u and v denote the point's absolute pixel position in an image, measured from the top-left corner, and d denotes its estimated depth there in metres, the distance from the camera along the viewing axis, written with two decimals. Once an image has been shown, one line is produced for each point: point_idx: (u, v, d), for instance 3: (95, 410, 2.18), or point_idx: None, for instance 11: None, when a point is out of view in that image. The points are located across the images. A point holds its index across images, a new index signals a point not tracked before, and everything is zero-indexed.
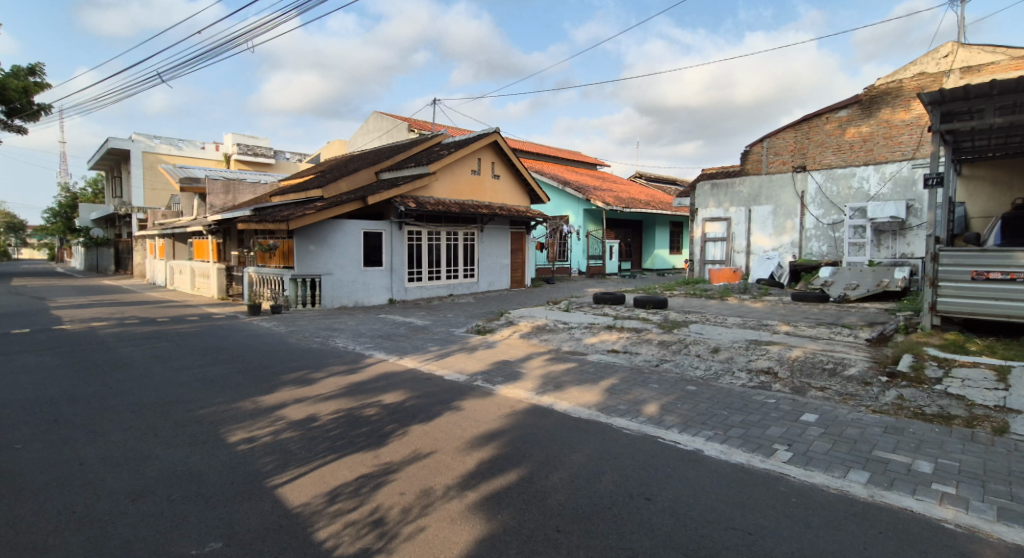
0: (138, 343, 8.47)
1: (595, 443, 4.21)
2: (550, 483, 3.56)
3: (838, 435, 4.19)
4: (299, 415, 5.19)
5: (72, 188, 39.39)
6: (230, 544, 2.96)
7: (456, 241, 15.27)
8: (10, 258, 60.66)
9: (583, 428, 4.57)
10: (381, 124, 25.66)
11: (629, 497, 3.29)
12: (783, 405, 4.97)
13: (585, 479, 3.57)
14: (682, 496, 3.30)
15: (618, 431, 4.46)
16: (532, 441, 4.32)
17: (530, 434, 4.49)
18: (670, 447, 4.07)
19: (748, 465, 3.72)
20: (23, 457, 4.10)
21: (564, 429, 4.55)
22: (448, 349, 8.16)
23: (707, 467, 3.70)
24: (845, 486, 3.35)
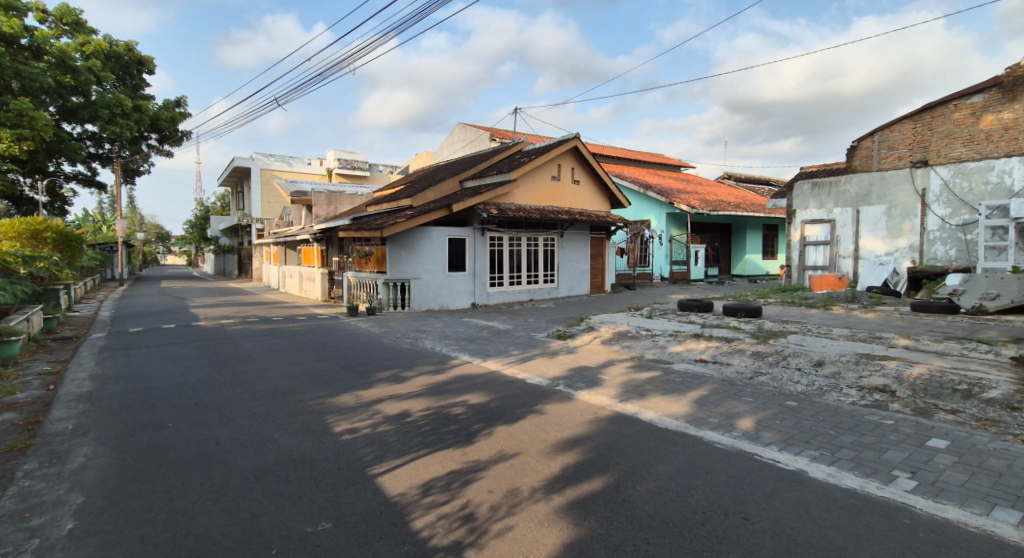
0: (257, 339, 9.50)
1: (684, 455, 4.15)
2: (637, 492, 3.56)
3: (975, 466, 3.80)
4: (393, 411, 5.57)
5: (203, 203, 44.81)
6: (338, 525, 3.27)
7: (536, 247, 15.46)
8: (156, 263, 70.18)
9: (671, 438, 4.52)
10: (465, 134, 26.56)
11: (724, 514, 3.23)
12: (904, 427, 4.58)
13: (675, 491, 3.55)
14: (785, 518, 3.17)
15: (710, 444, 4.36)
16: (617, 448, 4.35)
17: (615, 441, 4.50)
18: (770, 465, 3.91)
19: (862, 491, 3.49)
20: (172, 434, 4.78)
21: (651, 439, 4.52)
22: (530, 353, 8.33)
23: (813, 490, 3.52)
24: (987, 525, 3.05)
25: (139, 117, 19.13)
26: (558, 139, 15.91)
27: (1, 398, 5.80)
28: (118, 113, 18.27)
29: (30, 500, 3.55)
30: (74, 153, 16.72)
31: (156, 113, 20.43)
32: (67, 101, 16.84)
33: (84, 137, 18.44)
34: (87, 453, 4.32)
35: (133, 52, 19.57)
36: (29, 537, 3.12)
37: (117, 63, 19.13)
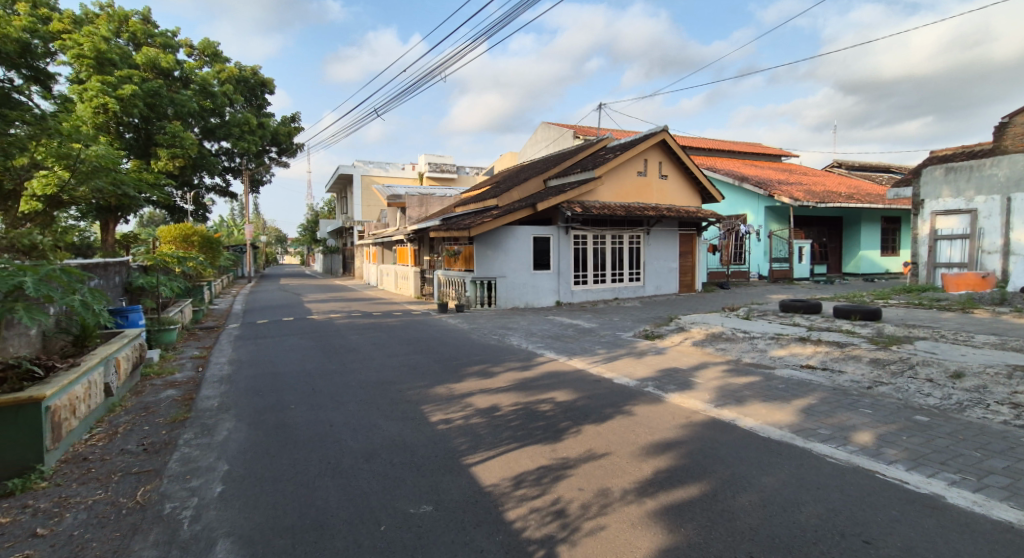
0: (361, 332, 10.25)
1: (791, 468, 3.93)
2: (738, 503, 3.43)
3: None
4: (484, 404, 5.77)
5: (314, 209, 49.05)
6: (438, 509, 3.48)
7: (621, 244, 15.18)
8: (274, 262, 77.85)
9: (775, 449, 4.28)
10: (548, 133, 26.64)
11: (841, 536, 3.02)
12: None
13: (779, 505, 3.39)
14: (915, 547, 2.91)
15: (820, 458, 4.09)
16: (714, 456, 4.20)
17: (711, 448, 4.35)
18: (894, 487, 3.59)
19: (1015, 525, 3.10)
20: (294, 415, 5.33)
21: (753, 448, 4.31)
22: (617, 352, 8.24)
23: (949, 518, 3.18)
24: None
25: (263, 133, 21.21)
26: (645, 133, 15.45)
27: (163, 376, 6.79)
28: (246, 130, 20.36)
29: (189, 464, 4.13)
30: (213, 168, 18.82)
31: (276, 129, 22.55)
32: (208, 121, 19.00)
33: (219, 154, 20.70)
34: (229, 427, 4.93)
35: (258, 75, 21.77)
36: (190, 495, 3.64)
37: (245, 86, 21.33)
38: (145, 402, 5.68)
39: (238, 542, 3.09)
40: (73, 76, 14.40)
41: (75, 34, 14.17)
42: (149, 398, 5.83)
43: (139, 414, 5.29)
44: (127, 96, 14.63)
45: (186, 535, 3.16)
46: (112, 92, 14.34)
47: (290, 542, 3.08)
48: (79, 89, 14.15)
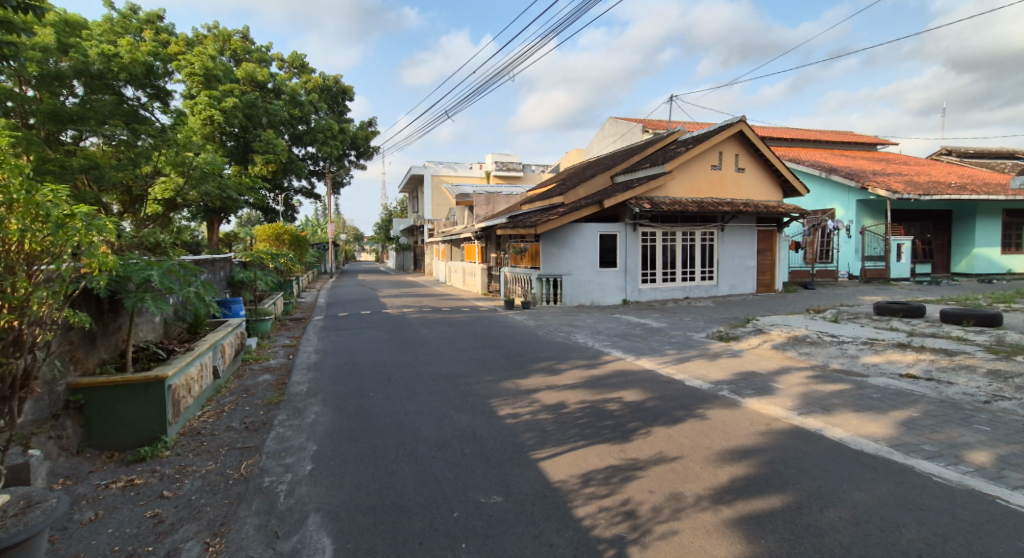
0: (432, 326, 10.60)
1: (890, 485, 3.65)
2: (826, 519, 3.24)
3: None
4: (551, 400, 5.80)
5: (387, 209, 51.27)
6: (508, 500, 3.54)
7: (693, 241, 14.65)
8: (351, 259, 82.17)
9: (870, 464, 4.00)
10: (616, 128, 26.17)
11: None
12: None
13: (874, 524, 3.16)
14: None
15: (924, 477, 3.76)
16: (797, 466, 3.98)
17: (794, 458, 4.13)
18: (1019, 515, 3.23)
19: None
20: (373, 402, 5.62)
21: (843, 461, 4.05)
22: (688, 353, 7.98)
23: None
24: None
25: (343, 138, 22.34)
26: (720, 124, 14.76)
27: (259, 361, 7.42)
28: (330, 136, 21.52)
29: (284, 443, 4.48)
30: (300, 171, 20.05)
31: (355, 133, 23.67)
32: (296, 129, 20.32)
33: (306, 158, 22.04)
34: (317, 411, 5.29)
35: (339, 84, 22.90)
36: (285, 470, 3.95)
37: (327, 94, 22.54)
38: (245, 385, 6.21)
39: (327, 517, 3.31)
40: (186, 91, 15.75)
41: (188, 54, 15.59)
42: (248, 381, 6.37)
43: (240, 395, 5.81)
44: (229, 108, 16.01)
45: (283, 507, 3.43)
46: (217, 105, 15.68)
47: (372, 521, 3.25)
48: (191, 102, 15.50)
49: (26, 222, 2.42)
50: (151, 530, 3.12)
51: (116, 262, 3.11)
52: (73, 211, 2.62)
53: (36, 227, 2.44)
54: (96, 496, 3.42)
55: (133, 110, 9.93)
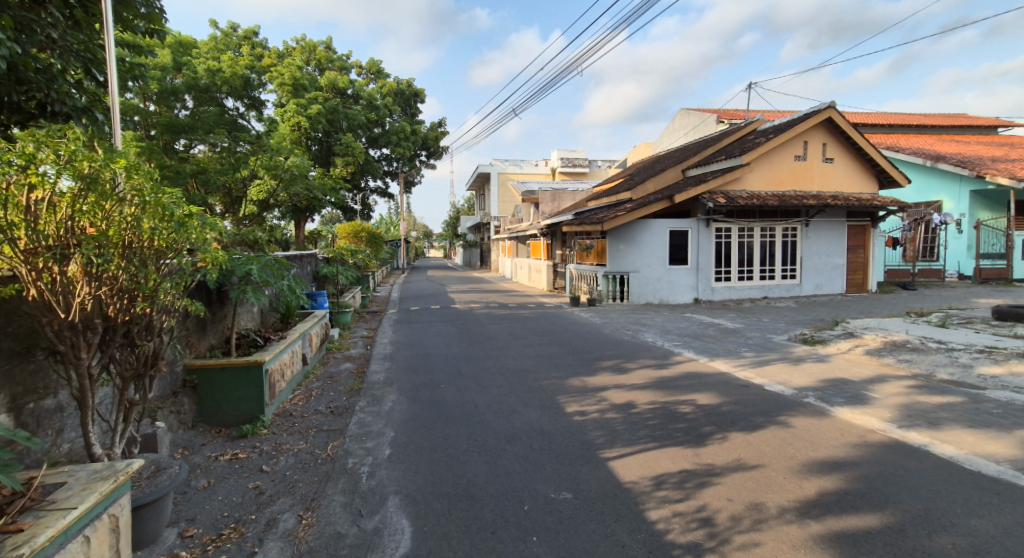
0: (499, 322, 10.80)
1: (1013, 512, 3.28)
2: (934, 544, 2.97)
3: None
4: (619, 400, 5.74)
5: (455, 208, 52.68)
6: (578, 497, 3.56)
7: (773, 238, 13.89)
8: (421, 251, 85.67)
9: (988, 487, 3.62)
10: (688, 120, 25.25)
11: None
12: None
13: (996, 555, 2.85)
14: None
15: None
16: (898, 484, 3.68)
17: (893, 475, 3.82)
18: None
19: None
20: (445, 393, 5.85)
21: (954, 483, 3.70)
22: (766, 356, 7.62)
23: None
24: None
25: (416, 138, 23.12)
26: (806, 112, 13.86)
27: (342, 351, 7.92)
28: (402, 137, 22.30)
29: (365, 427, 4.77)
30: (376, 172, 20.99)
31: (427, 134, 24.43)
32: (372, 132, 21.27)
33: (380, 159, 23.03)
34: (393, 399, 5.58)
35: (412, 87, 23.61)
36: (366, 453, 4.22)
37: (401, 97, 23.37)
38: (329, 372, 6.67)
39: (405, 500, 3.51)
40: (277, 101, 17.11)
41: (279, 66, 16.79)
42: (332, 368, 6.84)
43: (326, 382, 6.23)
44: (314, 115, 17.11)
45: (365, 487, 3.68)
46: (304, 112, 16.81)
47: (447, 508, 3.41)
48: (281, 110, 16.76)
49: (155, 220, 2.66)
50: (253, 500, 3.44)
51: (227, 257, 3.38)
52: (190, 211, 2.89)
53: (163, 226, 2.70)
54: (209, 466, 3.82)
55: (233, 120, 11.01)
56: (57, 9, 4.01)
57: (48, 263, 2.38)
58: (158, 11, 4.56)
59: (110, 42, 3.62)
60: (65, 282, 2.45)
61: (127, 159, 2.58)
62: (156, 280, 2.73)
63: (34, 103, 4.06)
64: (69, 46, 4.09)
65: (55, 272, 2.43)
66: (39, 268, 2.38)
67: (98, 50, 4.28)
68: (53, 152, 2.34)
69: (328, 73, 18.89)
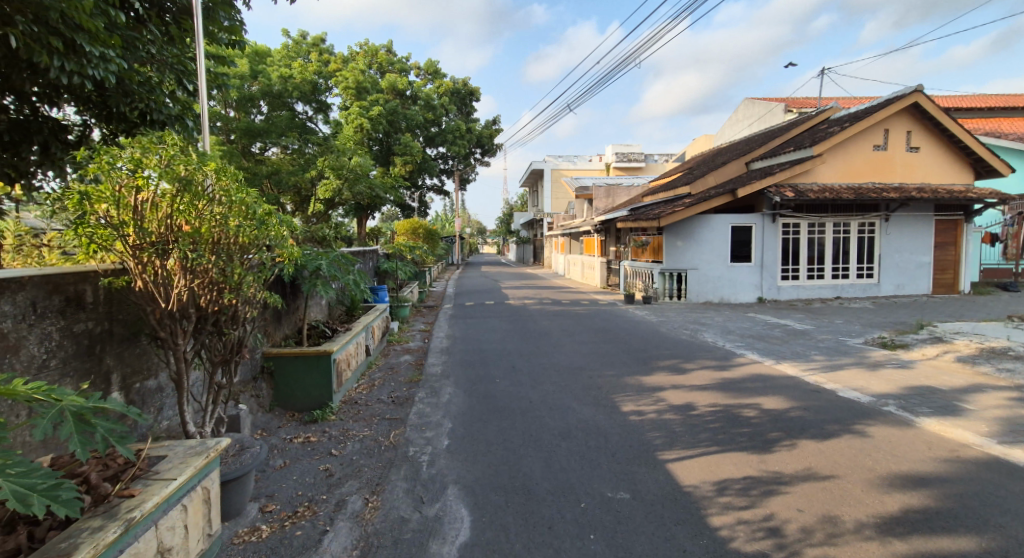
0: (553, 318, 10.81)
1: None
2: None
3: None
4: (678, 401, 5.63)
5: (509, 204, 53.08)
6: (636, 498, 3.54)
7: (847, 234, 13.08)
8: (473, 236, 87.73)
9: None
10: (752, 110, 24.16)
11: None
12: None
13: None
14: None
15: None
16: (998, 506, 3.39)
17: (992, 495, 3.52)
18: None
19: None
20: (500, 388, 5.95)
21: None
22: (839, 361, 7.22)
23: None
24: None
25: (471, 137, 23.44)
26: (887, 98, 12.94)
27: (401, 343, 8.21)
28: (458, 135, 22.65)
29: (424, 418, 4.94)
30: (432, 170, 21.47)
31: (482, 132, 24.71)
32: (429, 131, 21.72)
33: (437, 158, 23.51)
34: (450, 392, 5.74)
35: (468, 86, 23.91)
36: (426, 443, 4.37)
37: (458, 96, 23.73)
38: (390, 363, 6.94)
39: (463, 490, 3.62)
40: (341, 104, 17.85)
41: (344, 70, 17.47)
42: (392, 360, 7.11)
43: (387, 372, 6.49)
44: (376, 116, 17.75)
45: (426, 475, 3.82)
46: (366, 114, 17.47)
47: (504, 500, 3.48)
48: (345, 113, 17.47)
49: (240, 219, 2.89)
50: (325, 481, 3.66)
51: (301, 253, 3.61)
52: (269, 209, 3.12)
53: (247, 224, 2.93)
54: (284, 448, 4.10)
55: (302, 124, 11.61)
56: (156, 27, 4.46)
57: (152, 257, 2.64)
58: (238, 24, 4.90)
59: (201, 58, 3.99)
60: (165, 274, 2.70)
61: (216, 162, 2.82)
62: (241, 273, 2.96)
63: (136, 113, 4.41)
64: (165, 60, 4.49)
65: (157, 266, 2.69)
66: (144, 261, 2.64)
67: (187, 62, 4.69)
68: (155, 156, 2.60)
69: (388, 75, 19.52)
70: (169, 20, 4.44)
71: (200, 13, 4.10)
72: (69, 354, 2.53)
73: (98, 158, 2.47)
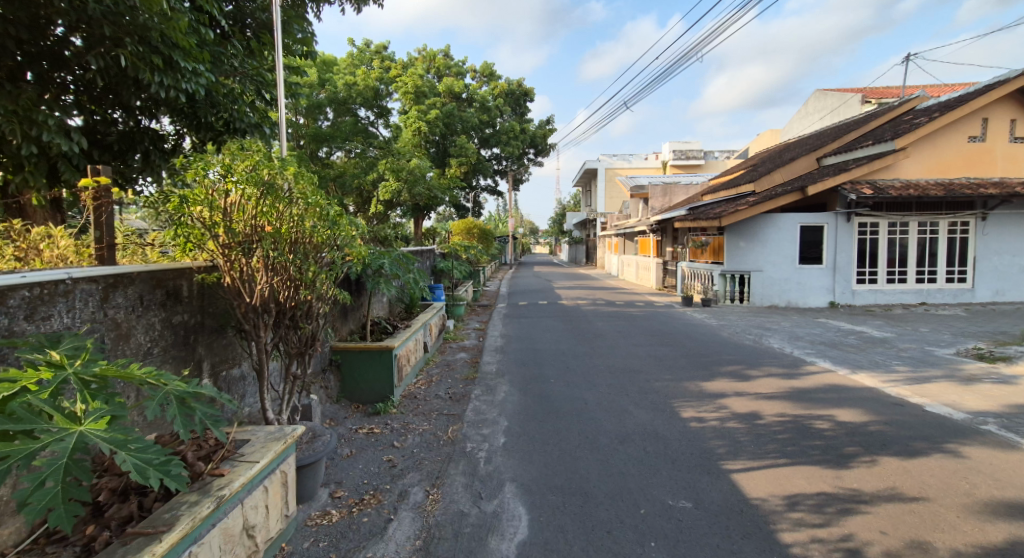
0: (607, 319, 10.69)
1: None
2: None
3: None
4: (743, 409, 5.43)
5: (562, 204, 53.09)
6: (699, 508, 3.45)
7: (934, 235, 12.12)
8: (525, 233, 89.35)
9: None
10: (824, 103, 22.86)
11: None
12: None
13: None
14: None
15: None
16: None
17: None
18: None
19: None
20: (554, 388, 5.95)
21: None
22: (924, 372, 6.72)
23: None
24: None
25: (525, 137, 23.54)
26: (984, 85, 11.89)
27: (457, 341, 8.38)
28: (512, 136, 22.77)
29: (481, 415, 5.02)
30: (487, 171, 21.74)
31: (536, 132, 24.76)
32: (483, 132, 21.92)
33: (491, 159, 23.74)
34: (506, 390, 5.81)
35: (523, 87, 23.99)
36: (483, 440, 4.45)
37: (513, 97, 23.91)
38: (446, 360, 7.11)
39: (521, 488, 3.66)
40: (400, 109, 18.38)
41: (403, 76, 18.03)
42: (448, 357, 7.28)
43: (444, 369, 6.65)
44: (433, 119, 18.20)
45: (484, 472, 3.89)
46: (424, 117, 17.93)
47: (561, 501, 3.50)
48: (404, 117, 18.01)
49: (315, 220, 3.08)
50: (388, 472, 3.81)
51: (367, 252, 3.78)
52: (341, 211, 3.29)
53: (320, 224, 3.10)
54: (351, 437, 4.30)
55: (364, 128, 12.08)
56: (240, 42, 4.88)
57: (239, 256, 2.85)
58: (311, 36, 5.19)
59: (281, 68, 4.27)
60: (249, 272, 2.91)
61: (295, 167, 3.00)
62: (314, 272, 3.15)
63: (221, 122, 4.75)
64: (247, 73, 4.87)
65: (242, 263, 2.89)
66: (232, 259, 2.86)
67: (266, 74, 5.04)
68: (244, 162, 2.80)
69: (445, 79, 20.00)
70: (251, 35, 4.91)
71: (279, 28, 4.41)
72: (168, 343, 2.77)
73: (193, 164, 2.69)
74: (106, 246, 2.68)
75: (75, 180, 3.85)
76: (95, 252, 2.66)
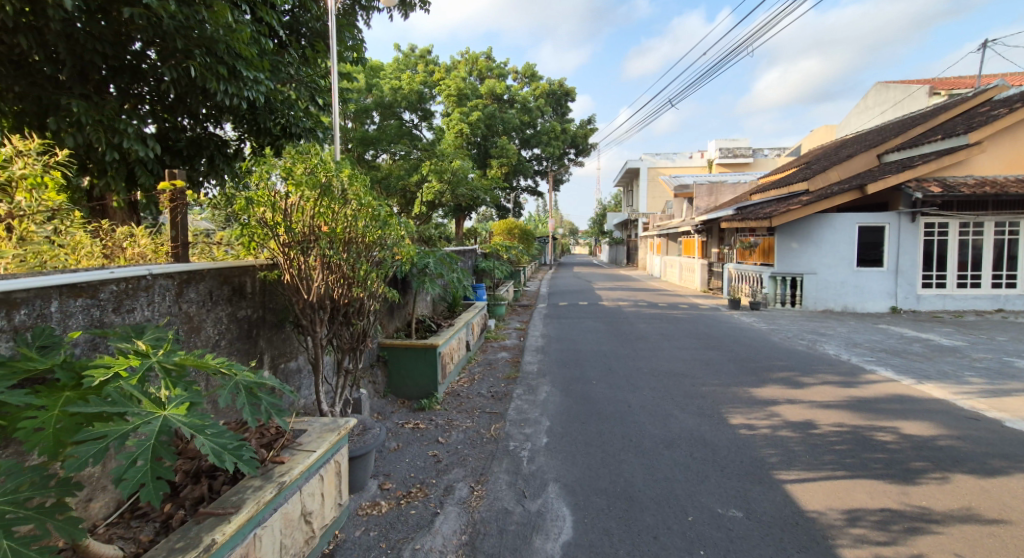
0: (650, 321, 10.52)
1: None
2: None
3: None
4: (796, 417, 5.23)
5: (603, 204, 52.56)
6: (750, 518, 3.36)
7: (1011, 236, 11.29)
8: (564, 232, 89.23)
9: None
10: (885, 97, 21.69)
11: None
12: None
13: None
14: None
15: None
16: None
17: None
18: None
19: None
20: (597, 390, 5.91)
21: None
22: (999, 384, 6.29)
23: None
24: None
25: (566, 137, 23.44)
26: None
27: (498, 340, 8.45)
28: (553, 136, 22.70)
29: (523, 414, 5.05)
30: (527, 171, 21.77)
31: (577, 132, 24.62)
32: (525, 132, 21.95)
33: (532, 159, 23.74)
34: (548, 390, 5.81)
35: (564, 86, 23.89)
36: (526, 439, 4.48)
37: (554, 97, 23.85)
38: (488, 359, 7.18)
39: (564, 489, 3.66)
40: (443, 111, 18.67)
41: (446, 79, 18.32)
42: (490, 356, 7.35)
43: (486, 368, 6.72)
44: (475, 121, 18.39)
45: (527, 470, 3.92)
46: (466, 119, 18.15)
47: (606, 504, 3.48)
48: (446, 119, 18.28)
49: (367, 220, 3.18)
50: (433, 466, 3.90)
51: (415, 251, 3.86)
52: (391, 211, 3.39)
53: (372, 224, 3.20)
54: (398, 431, 4.41)
55: (408, 131, 12.36)
56: (296, 50, 5.09)
57: (297, 255, 2.99)
58: (360, 43, 5.38)
59: (333, 74, 4.46)
60: (306, 269, 3.03)
61: (350, 169, 3.12)
62: (366, 270, 3.25)
63: (278, 127, 4.97)
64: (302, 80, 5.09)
65: (301, 262, 3.03)
66: (291, 257, 3.00)
67: (319, 80, 5.25)
68: (304, 164, 2.94)
69: (487, 81, 20.22)
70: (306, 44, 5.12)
71: (332, 36, 4.59)
72: (233, 336, 2.92)
73: (258, 168, 2.84)
74: (181, 244, 2.88)
75: (151, 183, 4.12)
76: (171, 250, 2.86)
